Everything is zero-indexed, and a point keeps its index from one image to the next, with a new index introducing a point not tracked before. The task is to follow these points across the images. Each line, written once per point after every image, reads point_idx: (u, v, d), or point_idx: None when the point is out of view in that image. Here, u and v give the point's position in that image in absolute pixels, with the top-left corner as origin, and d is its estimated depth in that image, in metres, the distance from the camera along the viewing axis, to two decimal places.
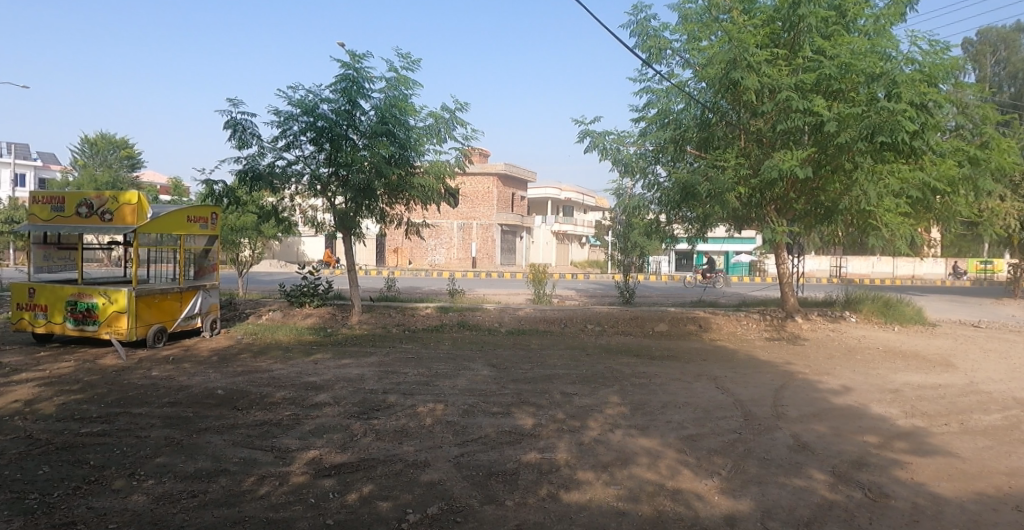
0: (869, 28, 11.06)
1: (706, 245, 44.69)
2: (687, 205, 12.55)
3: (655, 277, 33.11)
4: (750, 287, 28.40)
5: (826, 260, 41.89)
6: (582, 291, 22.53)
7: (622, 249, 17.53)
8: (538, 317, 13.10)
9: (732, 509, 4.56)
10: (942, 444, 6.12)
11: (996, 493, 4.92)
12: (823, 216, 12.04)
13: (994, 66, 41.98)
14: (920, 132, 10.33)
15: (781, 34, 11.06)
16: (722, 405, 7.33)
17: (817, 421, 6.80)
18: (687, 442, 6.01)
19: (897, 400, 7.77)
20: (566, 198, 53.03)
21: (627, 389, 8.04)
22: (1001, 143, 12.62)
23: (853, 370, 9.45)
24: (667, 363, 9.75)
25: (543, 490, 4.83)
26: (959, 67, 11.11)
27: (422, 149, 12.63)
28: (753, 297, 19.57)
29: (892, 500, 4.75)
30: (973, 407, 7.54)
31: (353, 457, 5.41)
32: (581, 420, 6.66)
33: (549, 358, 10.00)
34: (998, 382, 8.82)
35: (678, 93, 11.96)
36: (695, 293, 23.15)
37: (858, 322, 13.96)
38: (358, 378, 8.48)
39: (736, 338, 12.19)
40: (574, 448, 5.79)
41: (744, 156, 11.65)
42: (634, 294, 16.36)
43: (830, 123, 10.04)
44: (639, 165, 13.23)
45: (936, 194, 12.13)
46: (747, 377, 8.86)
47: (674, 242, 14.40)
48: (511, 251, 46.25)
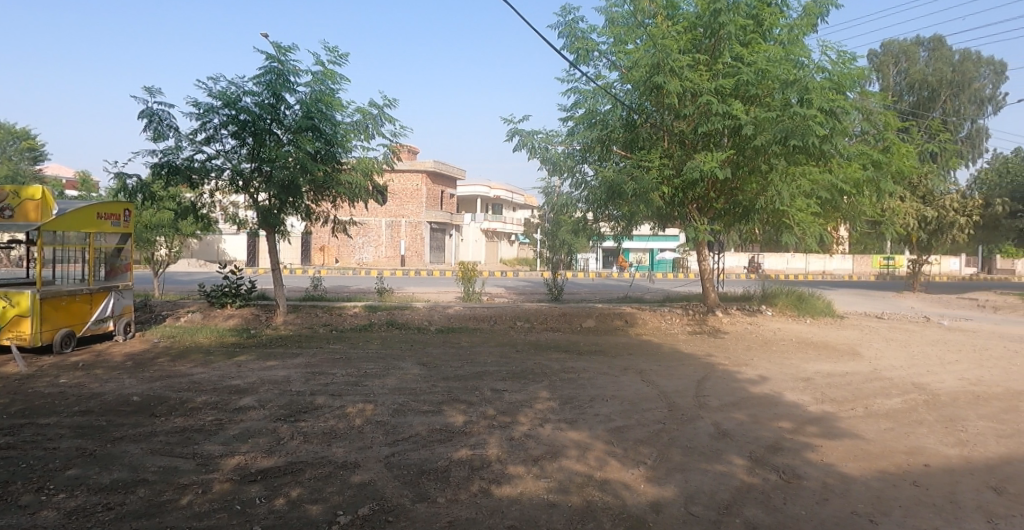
0: (784, 38, 11.60)
1: (632, 242, 46.35)
2: (612, 203, 12.85)
3: (583, 275, 33.69)
4: (672, 284, 29.50)
5: (745, 256, 43.88)
6: (512, 288, 22.86)
7: (552, 246, 17.74)
8: (468, 315, 13.10)
9: (657, 496, 4.75)
10: (849, 427, 6.56)
11: (896, 470, 5.34)
12: (741, 215, 12.57)
13: (896, 77, 44.48)
14: (829, 137, 10.98)
15: (703, 40, 11.48)
16: (647, 397, 7.57)
17: (736, 409, 7.14)
18: (615, 434, 6.18)
19: (809, 388, 8.26)
20: (496, 196, 53.36)
21: (556, 384, 8.18)
22: (901, 148, 13.53)
23: (770, 361, 9.97)
24: (594, 357, 10.00)
25: (475, 485, 4.88)
26: (863, 77, 11.86)
27: (349, 146, 12.34)
28: (676, 293, 20.32)
29: (803, 481, 5.07)
30: (877, 392, 8.10)
31: (281, 461, 5.28)
32: (512, 415, 6.74)
33: (480, 355, 10.05)
34: (899, 369, 9.51)
35: (605, 95, 12.21)
36: (622, 290, 23.72)
37: (774, 315, 14.67)
38: (284, 380, 8.26)
39: (660, 332, 12.61)
40: (505, 443, 5.86)
41: (667, 157, 12.10)
42: (563, 290, 16.69)
43: (747, 126, 10.55)
44: (567, 164, 13.40)
45: (843, 194, 12.91)
46: (671, 369, 9.19)
47: (600, 240, 14.71)
48: (440, 249, 46.20)
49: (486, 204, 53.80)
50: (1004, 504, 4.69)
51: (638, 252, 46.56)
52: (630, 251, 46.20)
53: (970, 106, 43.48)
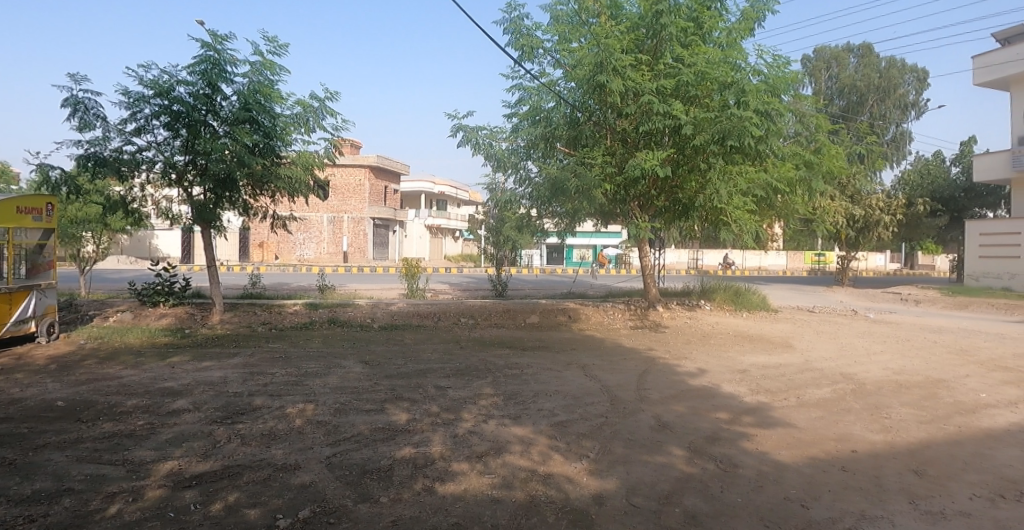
0: (723, 40, 11.92)
1: (576, 239, 46.96)
2: (556, 200, 12.97)
3: (528, 271, 33.88)
4: (615, 280, 30.05)
5: (685, 252, 45.06)
6: (456, 285, 22.79)
7: (496, 242, 17.60)
8: (411, 311, 12.97)
9: (600, 489, 4.82)
10: (782, 417, 6.82)
11: (826, 456, 5.59)
12: (681, 212, 12.85)
13: (828, 81, 46.80)
14: (764, 138, 11.37)
15: (645, 41, 11.68)
16: (590, 391, 7.68)
17: (676, 401, 7.32)
18: (558, 428, 6.24)
19: (744, 379, 8.55)
20: (441, 192, 53.06)
21: (500, 380, 8.20)
22: (831, 150, 14.12)
23: (708, 354, 10.27)
24: (538, 353, 10.07)
25: (418, 484, 4.83)
26: (797, 80, 12.32)
27: (289, 139, 11.98)
28: (618, 288, 20.70)
29: (739, 469, 5.24)
30: (808, 382, 8.46)
31: (217, 465, 5.09)
32: (456, 412, 6.71)
33: (424, 352, 9.97)
34: (828, 360, 9.96)
35: (549, 92, 12.31)
36: (566, 286, 23.98)
37: (712, 309, 15.12)
38: (221, 381, 7.98)
39: (603, 327, 12.81)
40: (448, 440, 5.84)
41: (610, 155, 12.29)
42: (507, 287, 16.74)
43: (687, 126, 10.82)
44: (511, 161, 13.42)
45: (778, 193, 13.39)
46: (613, 363, 9.35)
47: (544, 236, 14.81)
48: (384, 246, 45.63)
49: (430, 200, 53.45)
50: (924, 486, 4.97)
51: (582, 248, 47.20)
52: (573, 248, 46.85)
53: (895, 111, 45.82)
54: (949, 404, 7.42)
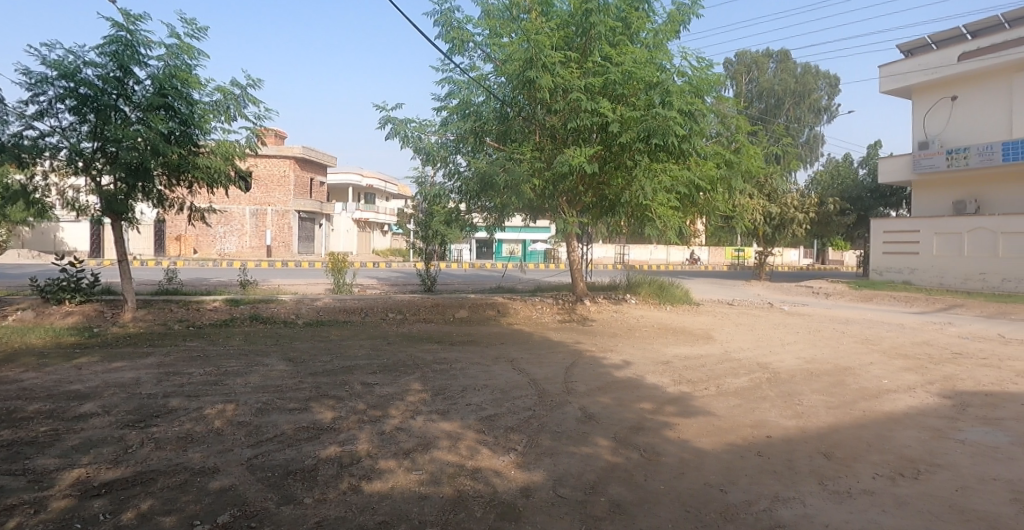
0: (650, 41, 12.21)
1: (505, 234, 47.26)
2: (485, 195, 12.97)
3: (458, 266, 33.80)
4: (544, 274, 30.43)
5: (612, 247, 46.11)
6: (384, 280, 22.45)
7: (424, 237, 17.31)
8: (337, 307, 12.66)
9: (527, 481, 4.86)
10: (702, 405, 7.09)
11: (742, 442, 5.85)
12: (608, 208, 13.12)
13: (748, 84, 48.98)
14: (688, 137, 11.75)
15: (575, 38, 11.82)
16: (518, 385, 7.73)
17: (602, 393, 7.47)
18: (486, 423, 6.25)
19: (667, 371, 8.83)
20: (369, 186, 52.12)
21: (428, 375, 8.13)
22: (750, 150, 14.73)
23: (633, 346, 10.54)
24: (467, 347, 10.05)
25: (344, 483, 4.73)
26: (720, 83, 12.76)
27: (208, 127, 11.36)
28: (546, 283, 20.96)
29: (662, 457, 5.41)
30: (727, 372, 8.82)
31: (128, 471, 4.81)
32: (383, 409, 6.61)
33: (350, 348, 9.77)
34: (745, 350, 10.42)
35: (479, 87, 12.29)
36: (494, 281, 24.08)
37: (638, 303, 15.53)
38: (133, 382, 7.53)
39: (531, 322, 12.92)
40: (375, 437, 5.73)
41: (539, 150, 12.39)
42: (436, 281, 16.64)
43: (614, 124, 11.03)
44: (440, 155, 13.31)
45: (700, 190, 13.86)
46: (541, 357, 9.45)
47: (473, 231, 14.78)
48: (309, 239, 44.45)
49: (358, 194, 52.43)
50: (831, 468, 5.28)
51: (511, 244, 47.55)
52: (503, 243, 47.07)
53: (809, 115, 48.34)
54: (854, 391, 7.91)
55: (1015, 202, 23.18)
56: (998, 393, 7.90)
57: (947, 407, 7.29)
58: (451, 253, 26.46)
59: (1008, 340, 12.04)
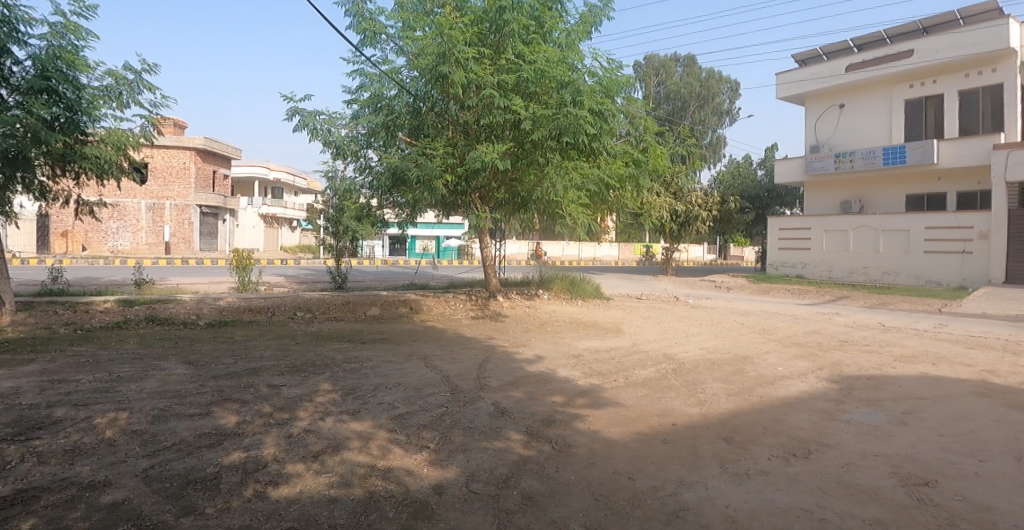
0: (562, 41, 12.40)
1: (419, 230, 46.88)
2: (397, 189, 12.79)
3: (370, 263, 33.20)
4: (457, 270, 30.41)
5: (525, 243, 46.68)
6: (292, 277, 21.70)
7: (335, 233, 16.86)
8: (242, 306, 12.11)
9: (440, 478, 4.85)
10: (611, 397, 7.31)
11: (649, 431, 6.08)
12: (520, 205, 13.25)
13: (657, 86, 50.86)
14: (597, 136, 12.03)
15: (489, 35, 11.83)
16: (431, 382, 7.69)
17: (515, 388, 7.55)
18: (398, 421, 6.17)
19: (578, 364, 9.05)
20: (277, 179, 50.20)
21: (339, 375, 7.93)
22: (657, 150, 15.26)
23: (545, 340, 10.73)
24: (379, 345, 9.89)
25: (248, 490, 4.53)
26: (629, 84, 13.13)
27: (98, 114, 10.57)
28: (460, 279, 20.96)
29: (572, 449, 5.53)
30: (635, 364, 9.14)
31: (6, 490, 4.40)
32: (290, 411, 6.39)
33: (256, 349, 9.37)
34: (652, 342, 10.83)
35: (391, 80, 12.08)
36: (408, 278, 23.86)
37: (550, 298, 15.81)
38: (10, 392, 6.90)
39: (445, 318, 12.87)
40: (282, 441, 5.53)
41: (451, 146, 12.34)
42: (347, 278, 16.27)
43: (526, 121, 11.13)
44: (351, 149, 13.00)
45: (610, 188, 14.23)
46: (454, 353, 9.44)
47: (385, 227, 14.55)
48: (212, 235, 42.37)
49: (265, 188, 50.39)
50: (730, 451, 5.59)
51: (425, 240, 47.23)
52: (417, 239, 46.68)
53: (713, 118, 50.78)
54: (752, 378, 8.39)
55: (893, 202, 25.29)
56: (877, 377, 8.60)
57: (834, 390, 7.88)
58: (363, 249, 25.96)
59: (885, 328, 13.17)
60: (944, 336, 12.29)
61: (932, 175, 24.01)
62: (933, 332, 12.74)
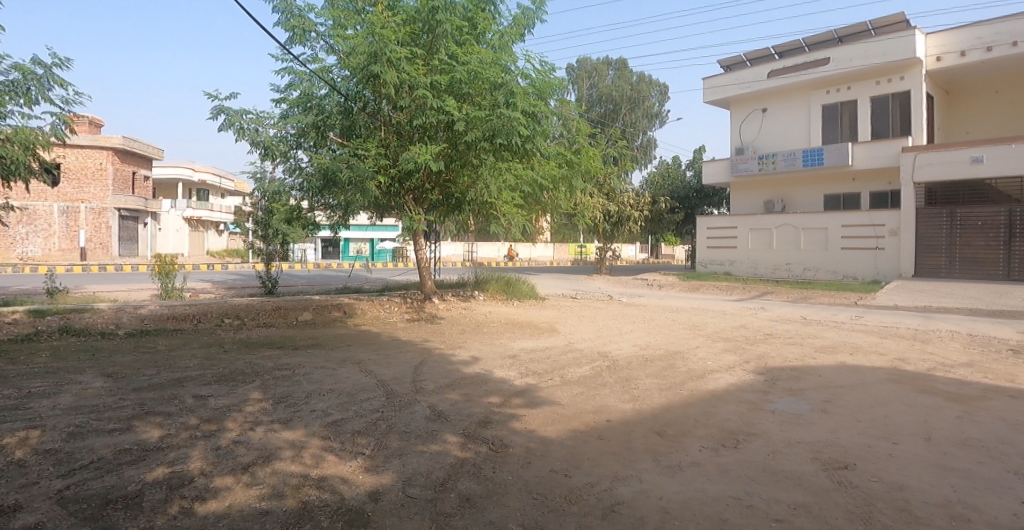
0: (496, 43, 12.44)
1: (353, 232, 46.02)
2: (328, 191, 12.52)
3: (302, 267, 32.36)
4: (392, 273, 30.02)
5: (461, 245, 46.57)
6: (218, 283, 20.87)
7: (264, 236, 16.35)
8: (165, 314, 11.56)
9: (376, 484, 4.77)
10: (548, 396, 7.38)
11: (585, 428, 6.17)
12: (454, 206, 13.21)
13: (589, 89, 51.86)
14: (531, 138, 12.13)
15: (422, 35, 11.73)
16: (366, 387, 7.55)
17: (451, 390, 7.51)
18: (332, 428, 6.03)
19: (515, 364, 9.09)
20: (202, 181, 48.25)
21: (270, 383, 7.69)
22: (590, 152, 15.51)
23: (481, 342, 10.73)
24: (312, 351, 9.64)
25: (173, 506, 4.33)
26: (562, 86, 13.29)
27: (4, 111, 9.88)
28: (394, 282, 20.73)
29: (510, 449, 5.56)
30: (570, 362, 9.26)
31: None
32: (218, 422, 6.14)
33: (180, 359, 8.96)
34: (587, 341, 11.01)
35: (321, 79, 11.81)
36: (341, 281, 23.36)
37: (486, 299, 15.83)
38: None
39: (379, 322, 12.68)
40: (210, 454, 5.31)
41: (384, 147, 12.18)
42: (278, 283, 15.81)
43: (459, 123, 11.11)
44: (280, 149, 12.63)
45: (544, 189, 14.38)
46: (390, 357, 9.31)
47: (317, 229, 14.22)
48: (131, 240, 40.28)
49: (189, 190, 48.34)
50: (663, 444, 5.74)
51: (359, 243, 46.44)
52: (351, 242, 45.82)
53: (644, 121, 52.11)
54: (683, 373, 8.65)
55: (812, 202, 26.61)
56: (800, 368, 9.03)
57: (760, 382, 8.22)
58: (293, 253, 25.29)
59: (807, 321, 13.84)
60: (859, 328, 13.02)
61: (847, 176, 25.43)
62: (849, 324, 13.49)
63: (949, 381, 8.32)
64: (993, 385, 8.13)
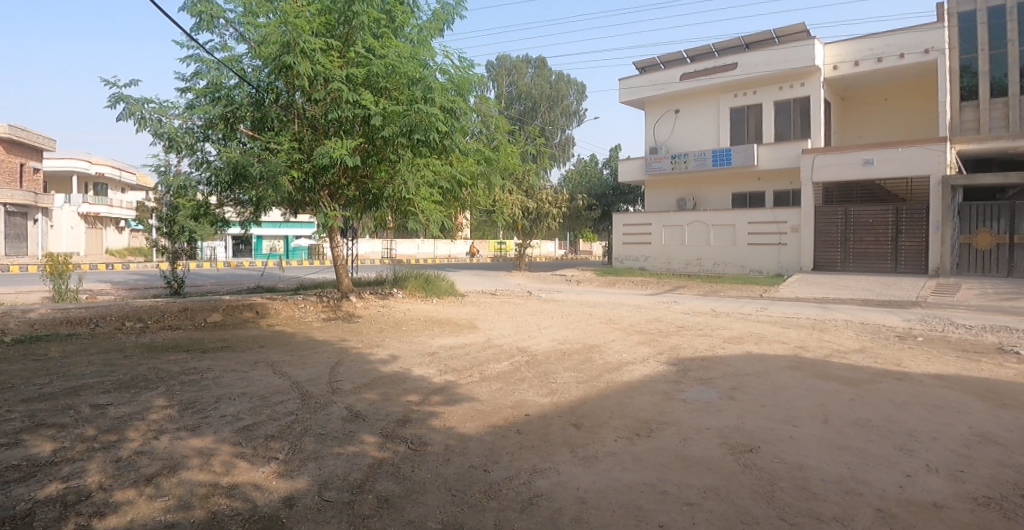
0: (414, 37, 12.28)
1: (266, 230, 44.32)
2: (238, 186, 12.00)
3: (210, 266, 30.85)
4: (308, 271, 29.18)
5: (380, 242, 45.76)
6: (116, 283, 19.54)
7: (169, 234, 15.48)
8: (58, 317, 10.72)
9: (290, 489, 4.63)
10: (467, 392, 7.39)
11: (503, 423, 6.22)
12: (371, 203, 12.94)
13: (509, 86, 52.19)
14: (449, 134, 12.06)
15: (337, 26, 11.42)
16: (279, 390, 7.30)
17: (369, 390, 7.39)
18: (243, 434, 5.80)
19: (434, 361, 9.04)
20: (100, 174, 45.10)
21: (175, 388, 7.29)
22: (509, 149, 15.59)
23: (400, 340, 10.60)
24: (221, 354, 9.22)
25: (68, 525, 4.03)
26: (481, 83, 13.29)
27: None
28: (309, 281, 20.16)
29: (428, 447, 5.53)
30: (490, 358, 9.31)
31: None
32: (119, 432, 5.77)
33: (75, 366, 8.35)
34: (506, 336, 11.10)
35: (231, 68, 11.29)
36: (253, 280, 22.50)
37: (404, 297, 15.65)
38: None
39: (294, 322, 12.29)
40: (110, 466, 4.99)
41: (298, 141, 11.78)
42: (185, 283, 15.02)
43: (376, 117, 10.90)
44: (186, 141, 11.94)
45: (463, 185, 14.34)
46: (305, 358, 9.04)
47: (226, 226, 13.60)
48: (18, 238, 37.11)
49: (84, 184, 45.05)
50: (579, 436, 5.88)
51: (273, 240, 44.84)
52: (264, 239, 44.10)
53: (562, 119, 52.90)
54: (599, 365, 8.88)
55: (721, 200, 27.92)
56: (709, 358, 9.48)
57: (672, 372, 8.56)
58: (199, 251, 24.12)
59: (715, 313, 14.52)
60: (763, 318, 13.78)
61: (753, 175, 26.85)
62: (754, 315, 14.26)
63: (843, 367, 8.96)
64: (881, 369, 8.82)
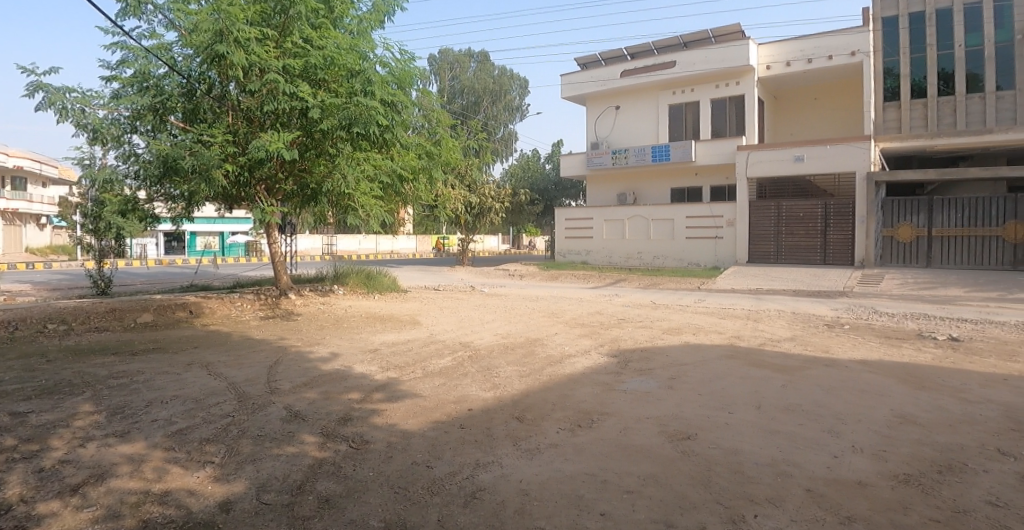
0: (354, 28, 12.04)
1: (200, 226, 42.66)
2: (169, 179, 11.52)
3: (138, 264, 29.45)
4: (244, 268, 28.25)
5: (320, 238, 44.72)
6: (33, 283, 18.41)
7: (93, 231, 14.70)
8: None
9: (227, 494, 4.50)
10: (409, 389, 7.33)
11: (447, 418, 6.21)
12: (309, 197, 12.64)
13: (451, 80, 51.78)
14: (389, 128, 11.89)
15: (273, 15, 11.08)
16: (214, 391, 7.06)
17: (308, 389, 7.23)
18: (176, 438, 5.59)
19: (376, 358, 8.93)
20: (15, 167, 42.37)
21: (102, 393, 6.95)
22: (451, 143, 15.50)
23: (341, 337, 10.41)
24: (152, 356, 8.83)
25: None
26: (422, 77, 13.15)
27: None
28: (244, 278, 19.55)
29: (370, 445, 5.46)
30: (433, 354, 9.27)
31: None
32: (40, 441, 5.46)
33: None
34: (450, 332, 11.06)
35: (160, 57, 10.82)
36: (184, 278, 21.64)
37: (345, 293, 15.38)
38: None
39: (230, 321, 11.90)
40: (31, 477, 4.72)
41: (232, 133, 11.40)
42: (112, 282, 14.31)
43: (313, 109, 10.64)
44: (111, 133, 11.40)
45: (404, 180, 14.17)
46: (241, 358, 8.77)
47: (156, 222, 13.03)
48: None
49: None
50: (522, 429, 5.93)
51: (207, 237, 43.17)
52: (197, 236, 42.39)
53: (505, 114, 52.92)
54: (542, 359, 8.97)
55: (661, 195, 28.58)
56: (649, 349, 9.71)
57: (613, 364, 8.72)
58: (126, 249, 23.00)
59: (655, 305, 14.87)
60: (700, 310, 14.20)
61: (692, 171, 27.60)
62: (692, 307, 14.67)
63: (775, 355, 9.34)
64: (811, 356, 9.24)
